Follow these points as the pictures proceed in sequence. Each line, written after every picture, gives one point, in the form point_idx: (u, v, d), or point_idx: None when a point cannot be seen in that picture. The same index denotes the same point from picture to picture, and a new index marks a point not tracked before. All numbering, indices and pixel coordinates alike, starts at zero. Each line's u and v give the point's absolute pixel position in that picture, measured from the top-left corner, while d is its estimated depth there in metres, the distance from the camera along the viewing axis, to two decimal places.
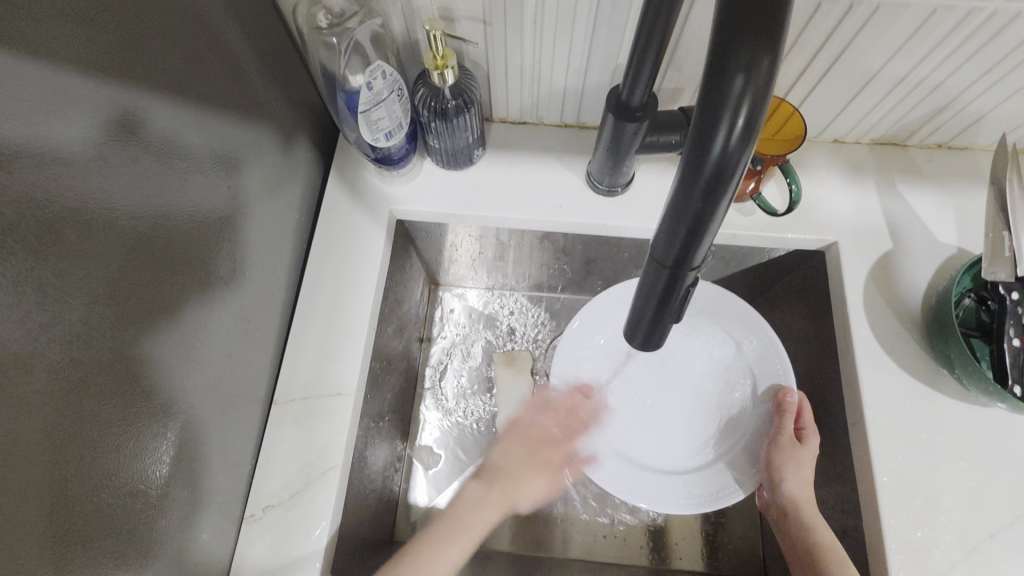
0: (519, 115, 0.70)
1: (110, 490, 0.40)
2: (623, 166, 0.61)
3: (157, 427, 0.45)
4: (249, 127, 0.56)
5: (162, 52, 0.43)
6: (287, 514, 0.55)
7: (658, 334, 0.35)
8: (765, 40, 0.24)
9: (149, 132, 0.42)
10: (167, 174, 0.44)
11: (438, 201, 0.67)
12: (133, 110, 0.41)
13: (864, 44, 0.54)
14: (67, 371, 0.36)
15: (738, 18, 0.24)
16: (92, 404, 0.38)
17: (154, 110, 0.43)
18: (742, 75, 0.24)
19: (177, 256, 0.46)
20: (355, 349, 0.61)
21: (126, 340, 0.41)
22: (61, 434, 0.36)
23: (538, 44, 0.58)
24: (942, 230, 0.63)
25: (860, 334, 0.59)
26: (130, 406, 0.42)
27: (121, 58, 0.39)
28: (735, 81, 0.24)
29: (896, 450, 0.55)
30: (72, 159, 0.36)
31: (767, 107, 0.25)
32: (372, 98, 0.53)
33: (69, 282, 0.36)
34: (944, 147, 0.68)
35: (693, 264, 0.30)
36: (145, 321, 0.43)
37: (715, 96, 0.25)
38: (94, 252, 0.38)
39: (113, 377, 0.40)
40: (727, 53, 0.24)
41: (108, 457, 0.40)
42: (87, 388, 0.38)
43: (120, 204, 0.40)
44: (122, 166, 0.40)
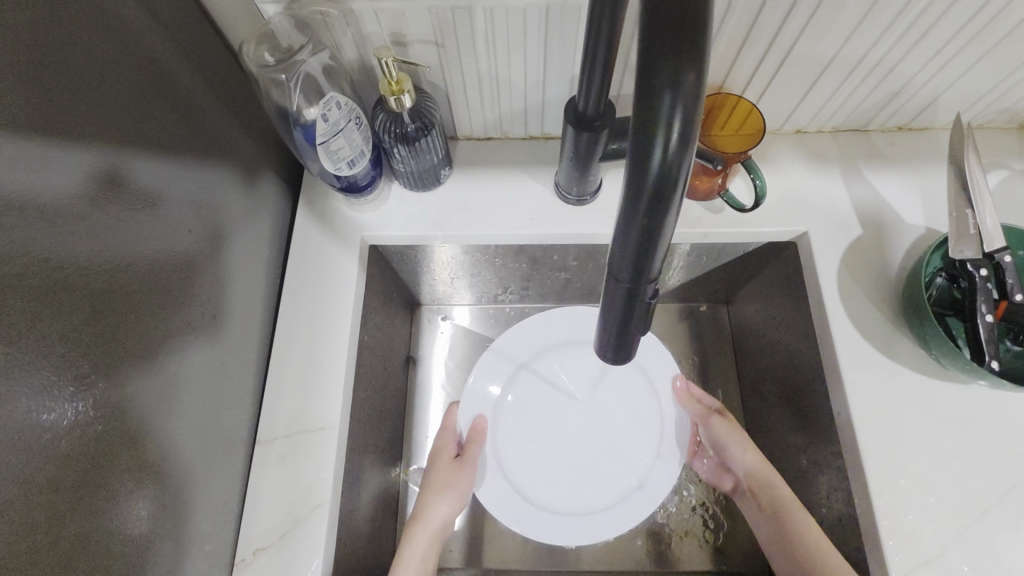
0: (483, 131, 0.70)
1: (87, 554, 0.39)
2: (589, 174, 0.61)
3: (135, 481, 0.44)
4: (209, 167, 0.55)
5: (109, 98, 0.43)
6: (278, 555, 0.54)
7: (627, 347, 0.35)
8: (691, 53, 0.24)
9: (104, 183, 0.42)
10: (124, 222, 0.44)
11: (409, 224, 0.67)
12: (84, 161, 0.40)
13: (815, 33, 0.54)
14: (31, 438, 0.35)
15: (662, 35, 0.25)
16: (63, 465, 0.37)
17: (107, 160, 0.42)
18: (669, 93, 0.24)
19: (138, 308, 0.45)
20: (334, 380, 0.60)
21: (94, 397, 0.40)
22: (33, 502, 0.35)
23: (493, 61, 0.58)
24: (909, 212, 0.64)
25: (837, 321, 0.60)
26: (98, 467, 0.40)
27: (58, 108, 0.38)
28: (664, 97, 0.24)
29: (883, 434, 0.55)
30: (19, 221, 0.35)
31: (699, 120, 0.25)
32: (330, 130, 0.53)
33: (19, 346, 0.35)
34: (903, 129, 0.69)
35: (650, 276, 0.30)
36: (113, 376, 0.42)
37: (647, 113, 0.25)
38: (39, 312, 0.36)
39: (74, 440, 0.38)
40: (656, 68, 0.24)
41: (87, 519, 0.39)
42: (54, 454, 0.37)
43: (75, 263, 0.39)
44: (76, 223, 0.39)
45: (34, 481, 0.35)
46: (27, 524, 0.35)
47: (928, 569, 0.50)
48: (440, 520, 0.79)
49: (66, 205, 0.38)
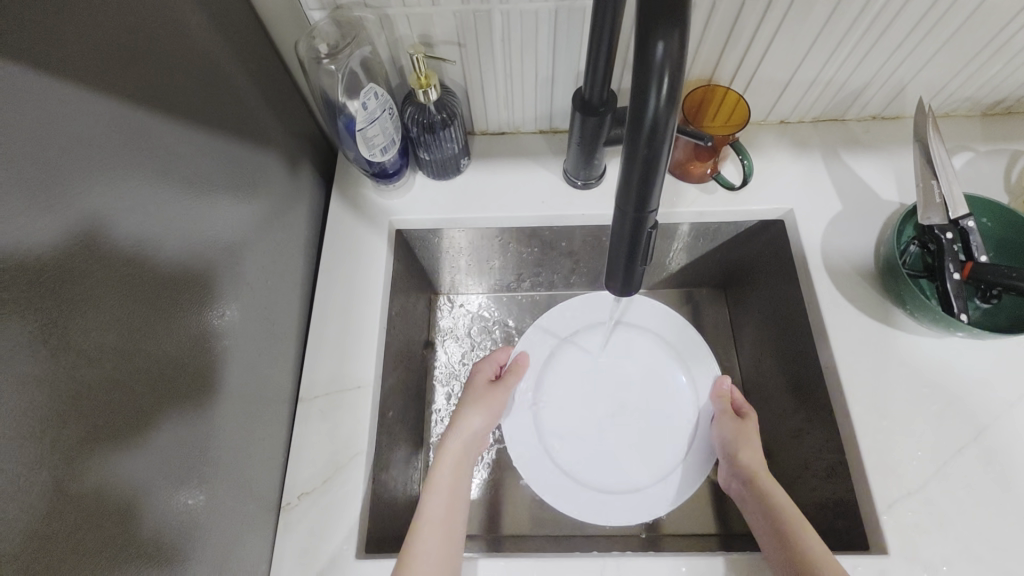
0: (498, 126, 0.77)
1: (166, 472, 0.45)
2: (595, 158, 0.68)
3: (202, 416, 0.50)
4: (257, 154, 0.63)
5: (175, 85, 0.49)
6: (320, 499, 0.59)
7: (633, 276, 0.42)
8: (676, 17, 0.31)
9: (179, 157, 0.49)
10: (183, 198, 0.49)
11: (431, 209, 0.74)
12: (163, 136, 0.47)
13: (791, 29, 0.62)
14: (129, 362, 0.42)
15: (654, 1, 0.31)
16: (151, 390, 0.44)
17: (180, 137, 0.50)
18: (660, 45, 0.31)
19: (186, 277, 0.49)
20: (367, 346, 0.66)
21: (171, 336, 0.47)
22: (131, 416, 0.41)
23: (507, 60, 0.66)
24: (885, 190, 0.71)
25: (822, 285, 0.66)
26: (167, 405, 0.46)
27: (125, 93, 0.43)
28: (657, 51, 0.31)
29: (866, 383, 0.60)
30: (121, 179, 0.42)
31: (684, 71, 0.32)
32: (368, 118, 0.60)
33: (91, 309, 0.38)
34: (877, 118, 0.76)
35: (650, 207, 0.37)
36: (186, 322, 0.48)
37: (643, 65, 0.31)
38: (117, 270, 0.41)
39: (148, 378, 0.44)
40: (648, 28, 0.31)
41: (166, 441, 0.45)
42: (145, 379, 0.43)
43: (158, 220, 0.46)
44: (159, 187, 0.46)
45: (131, 398, 0.42)
46: (115, 448, 0.40)
47: (910, 500, 0.55)
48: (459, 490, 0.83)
49: (121, 185, 0.42)
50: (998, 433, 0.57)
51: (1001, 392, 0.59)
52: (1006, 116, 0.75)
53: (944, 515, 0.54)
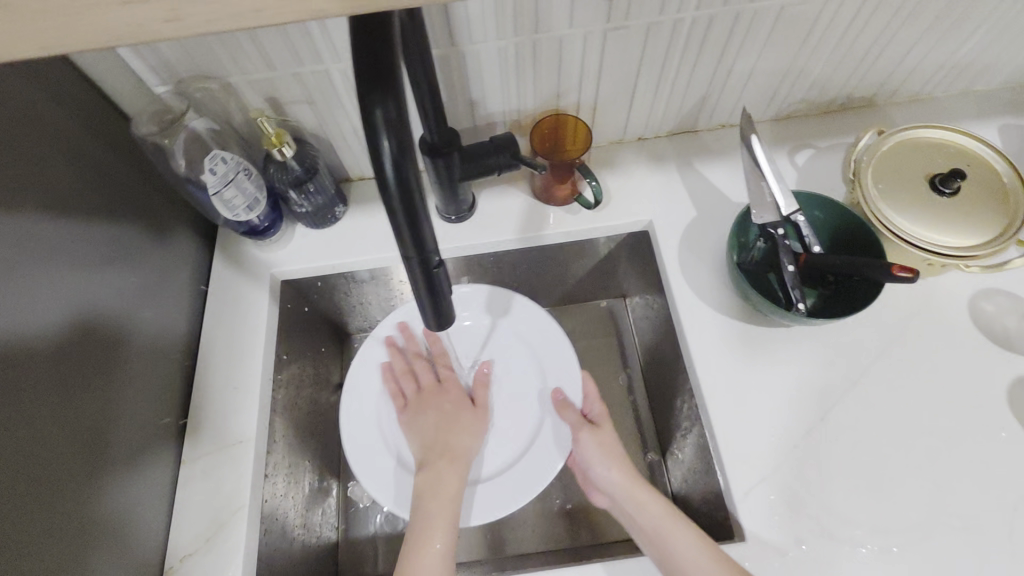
0: (372, 171, 0.80)
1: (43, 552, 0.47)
2: (457, 193, 0.72)
3: (83, 490, 0.52)
4: (135, 222, 0.65)
5: (30, 172, 0.52)
6: (203, 559, 0.60)
7: (443, 311, 0.45)
8: (387, 85, 0.33)
9: (44, 242, 0.52)
10: (50, 282, 0.52)
11: (311, 258, 0.76)
12: (22, 227, 0.50)
13: (615, 58, 0.66)
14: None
15: (366, 72, 0.33)
16: (20, 475, 0.46)
17: (45, 223, 0.52)
18: (379, 109, 0.33)
19: (59, 360, 0.52)
20: (250, 399, 0.67)
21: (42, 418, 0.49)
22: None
23: (359, 111, 0.69)
24: (735, 194, 0.76)
25: (681, 290, 0.69)
26: (40, 486, 0.48)
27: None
28: (376, 115, 0.33)
29: (723, 379, 0.64)
30: None
31: (407, 125, 0.35)
32: (220, 181, 0.63)
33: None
34: (727, 126, 0.81)
35: (428, 247, 0.40)
36: (58, 401, 0.51)
37: (369, 128, 0.34)
38: None
39: (15, 464, 0.46)
40: (365, 95, 0.33)
41: (41, 522, 0.48)
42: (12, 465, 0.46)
43: (24, 310, 0.49)
44: (22, 277, 0.49)
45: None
46: None
47: (765, 486, 0.58)
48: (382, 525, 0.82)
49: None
50: (842, 412, 0.61)
51: (842, 373, 0.63)
52: (841, 112, 0.81)
53: (793, 495, 0.58)
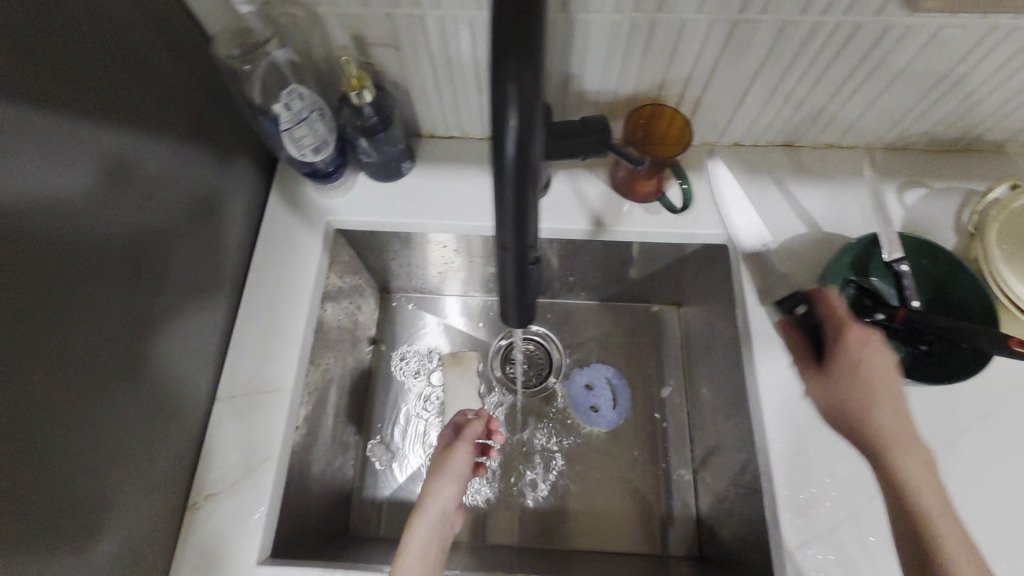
0: (445, 130, 0.76)
1: (61, 488, 0.44)
2: (535, 171, 0.67)
3: (106, 428, 0.48)
4: (204, 151, 0.62)
5: (106, 78, 0.46)
6: (230, 501, 0.59)
7: (525, 310, 0.45)
8: (518, 52, 0.28)
9: (88, 161, 0.45)
10: (153, 202, 0.53)
11: (370, 211, 0.73)
12: (71, 148, 0.43)
13: (736, 53, 0.60)
14: (24, 386, 0.40)
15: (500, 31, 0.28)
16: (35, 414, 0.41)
17: (92, 144, 0.45)
18: (513, 88, 0.29)
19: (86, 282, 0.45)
20: (291, 347, 0.66)
21: (70, 347, 0.43)
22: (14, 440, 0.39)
23: (446, 65, 0.64)
24: (830, 222, 0.70)
25: (756, 318, 0.65)
26: (66, 427, 0.44)
27: (67, 107, 0.42)
28: (508, 90, 0.29)
29: (790, 423, 0.61)
30: (21, 198, 0.39)
31: (540, 102, 0.30)
32: (293, 118, 0.59)
33: (71, 302, 0.44)
34: (833, 146, 0.74)
35: (530, 245, 0.37)
36: (86, 329, 0.45)
37: (496, 112, 0.30)
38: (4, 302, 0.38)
39: (45, 400, 0.42)
40: (498, 66, 0.28)
41: (62, 454, 0.44)
42: (30, 405, 0.40)
43: (72, 233, 0.43)
44: (72, 198, 0.43)
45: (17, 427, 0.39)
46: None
47: (820, 543, 0.56)
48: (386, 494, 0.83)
49: (79, 188, 0.44)
50: None
51: (926, 441, 0.59)
52: (962, 153, 0.74)
53: (851, 560, 0.55)
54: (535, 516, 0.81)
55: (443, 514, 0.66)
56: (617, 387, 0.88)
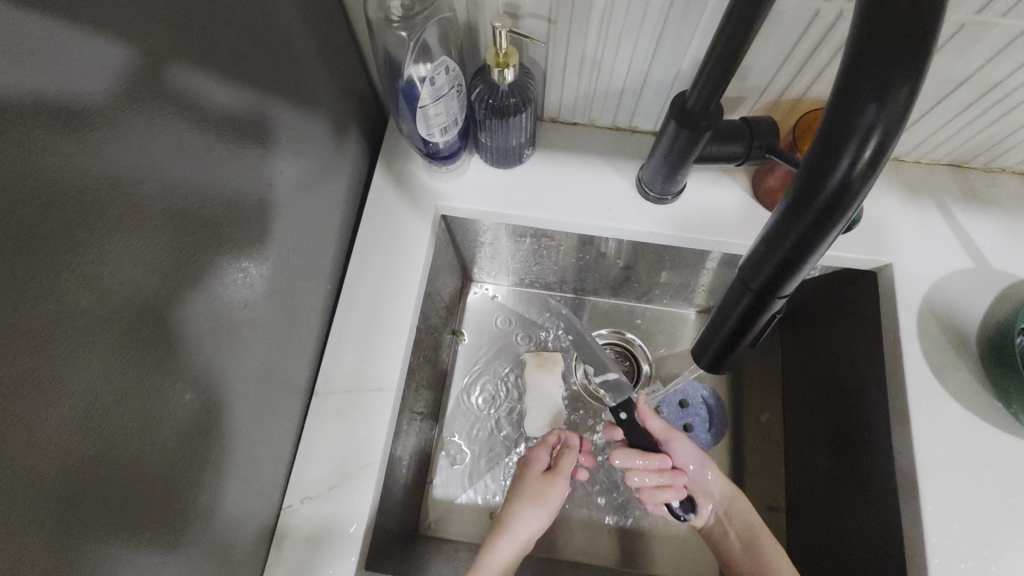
0: (570, 115, 0.69)
1: (162, 478, 0.39)
2: (677, 175, 0.60)
3: (204, 416, 0.43)
4: (305, 115, 0.55)
5: (218, 25, 0.40)
6: (325, 506, 0.55)
7: (728, 357, 0.38)
8: (903, 66, 0.26)
9: (201, 110, 0.39)
10: (220, 153, 0.42)
11: (482, 198, 0.66)
12: (185, 84, 0.37)
13: (948, 59, 0.52)
14: (133, 363, 0.34)
15: (872, 44, 0.26)
16: (146, 395, 0.36)
17: (207, 88, 0.39)
18: (875, 103, 0.26)
19: (200, 248, 0.40)
20: (397, 343, 0.60)
21: (179, 319, 0.38)
22: (119, 424, 0.34)
23: (600, 46, 0.57)
24: (1000, 258, 0.62)
25: (912, 359, 0.59)
26: (169, 413, 0.39)
27: (188, 46, 0.37)
28: (869, 109, 0.26)
29: (945, 481, 0.54)
30: (132, 133, 0.33)
31: (898, 133, 0.27)
32: (433, 95, 0.53)
33: (117, 277, 0.32)
34: (1005, 171, 0.67)
35: (780, 292, 0.32)
36: (192, 300, 0.40)
37: (844, 122, 0.26)
38: (118, 263, 0.32)
39: (153, 380, 0.36)
40: (860, 81, 0.26)
41: (161, 443, 0.38)
42: (141, 383, 0.35)
43: (188, 190, 0.38)
44: (186, 148, 0.38)
45: (125, 408, 0.34)
46: (101, 472, 0.33)
47: None
48: (461, 496, 0.79)
49: (115, 115, 0.31)
50: None
51: None
52: None
53: None
54: (617, 534, 0.77)
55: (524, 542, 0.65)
56: (714, 408, 0.83)
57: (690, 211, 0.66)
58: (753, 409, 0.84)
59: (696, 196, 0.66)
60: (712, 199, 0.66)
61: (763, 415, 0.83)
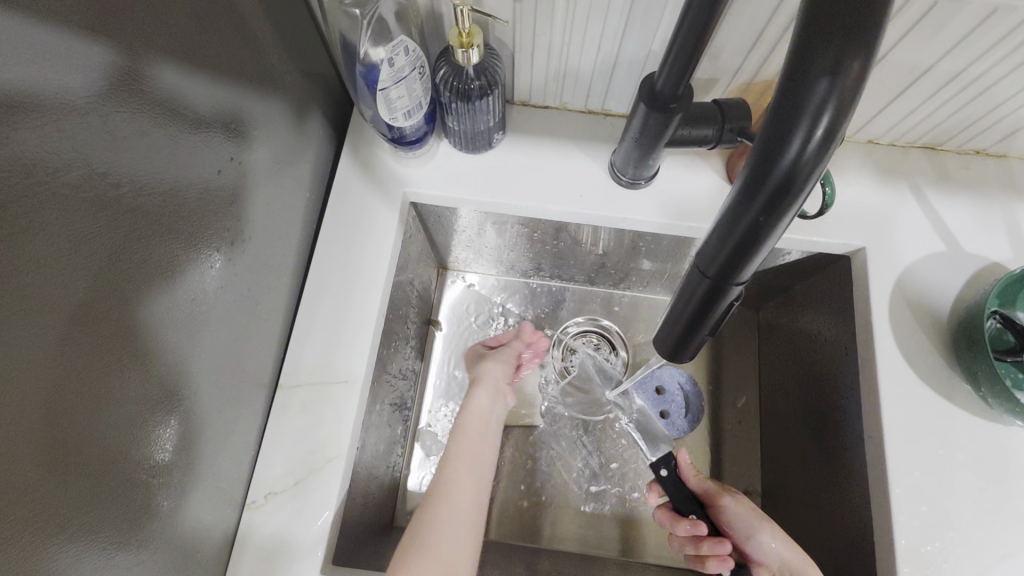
0: (542, 99, 0.67)
1: (111, 478, 0.37)
2: (649, 159, 0.58)
3: (157, 415, 0.41)
4: (263, 100, 0.53)
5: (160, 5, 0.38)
6: (290, 502, 0.54)
7: (689, 348, 0.37)
8: (852, 43, 0.25)
9: (143, 95, 0.37)
10: (167, 140, 0.40)
11: (452, 184, 0.64)
12: (124, 66, 0.35)
13: (920, 39, 0.51)
14: (70, 361, 0.33)
15: (819, 25, 0.26)
16: (88, 393, 0.35)
17: (150, 71, 0.38)
18: (827, 79, 0.25)
19: (145, 239, 0.38)
20: (364, 336, 0.59)
21: (122, 314, 0.37)
22: (57, 426, 0.33)
23: (568, 27, 0.55)
24: (972, 242, 0.62)
25: (884, 343, 0.58)
26: (117, 412, 0.37)
27: (125, 27, 0.35)
28: (819, 87, 0.25)
29: (913, 465, 0.54)
30: (61, 119, 0.31)
31: (850, 114, 0.26)
32: (393, 76, 0.51)
33: (42, 270, 0.31)
34: (979, 153, 0.66)
35: (737, 278, 0.31)
36: (137, 295, 0.38)
37: (796, 100, 0.26)
38: (45, 256, 0.31)
39: (95, 379, 0.35)
40: (813, 59, 0.26)
41: (111, 442, 0.37)
42: (81, 381, 0.34)
43: (126, 179, 0.36)
44: (123, 135, 0.36)
45: (62, 409, 0.33)
46: (37, 474, 0.32)
47: None
48: None
49: (39, 99, 0.30)
50: None
51: None
52: None
53: None
54: (594, 522, 0.77)
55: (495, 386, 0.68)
56: (691, 395, 0.83)
57: (661, 196, 0.64)
58: (730, 395, 0.84)
59: (668, 182, 0.65)
60: (685, 185, 0.65)
61: (741, 401, 0.83)
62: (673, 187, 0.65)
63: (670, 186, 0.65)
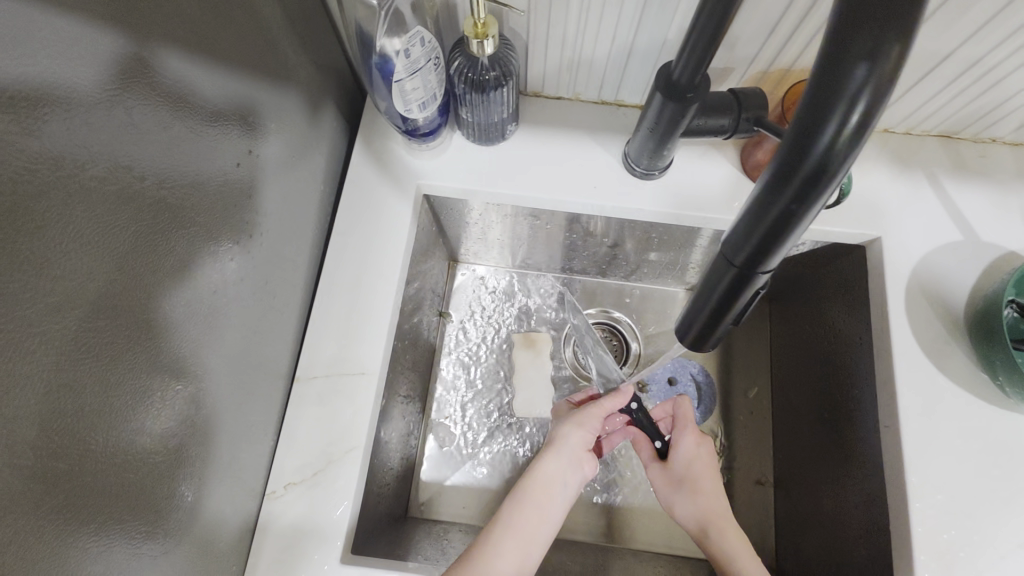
0: (555, 89, 0.67)
1: (137, 469, 0.38)
2: (664, 150, 0.58)
3: (181, 406, 0.42)
4: (278, 92, 0.53)
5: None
6: (309, 493, 0.54)
7: (711, 338, 0.37)
8: (887, 28, 0.25)
9: (163, 87, 0.37)
10: (187, 132, 0.40)
11: (465, 176, 0.64)
12: (144, 59, 0.35)
13: (940, 26, 0.50)
14: (97, 354, 0.33)
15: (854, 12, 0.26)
16: (115, 385, 0.35)
17: (169, 63, 0.38)
18: (863, 66, 0.25)
19: (168, 232, 0.39)
20: (379, 327, 0.59)
21: (146, 306, 0.37)
22: (86, 416, 0.33)
23: (582, 16, 0.55)
24: (989, 231, 0.62)
25: (900, 333, 0.58)
26: (142, 404, 0.38)
27: (143, 19, 0.35)
28: (856, 73, 0.25)
29: (930, 454, 0.54)
30: (85, 113, 0.31)
31: (885, 100, 0.26)
32: (409, 68, 0.51)
33: (70, 262, 0.31)
34: (996, 142, 0.66)
35: (763, 268, 0.31)
36: (160, 288, 0.38)
37: (830, 86, 0.26)
38: (73, 249, 0.31)
39: (121, 371, 0.35)
40: (847, 47, 0.25)
41: (136, 434, 0.37)
42: (107, 373, 0.34)
43: (149, 172, 0.36)
44: (145, 128, 0.36)
45: (92, 400, 0.33)
46: (68, 463, 0.32)
47: None
48: (451, 478, 0.79)
49: (65, 93, 0.30)
50: None
51: None
52: None
53: None
54: (606, 512, 0.78)
55: (571, 453, 0.62)
56: (702, 386, 0.83)
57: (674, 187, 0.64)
58: (742, 386, 0.84)
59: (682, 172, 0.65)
60: (698, 175, 0.64)
61: (752, 391, 0.83)
62: (687, 177, 0.64)
63: (683, 176, 0.65)
